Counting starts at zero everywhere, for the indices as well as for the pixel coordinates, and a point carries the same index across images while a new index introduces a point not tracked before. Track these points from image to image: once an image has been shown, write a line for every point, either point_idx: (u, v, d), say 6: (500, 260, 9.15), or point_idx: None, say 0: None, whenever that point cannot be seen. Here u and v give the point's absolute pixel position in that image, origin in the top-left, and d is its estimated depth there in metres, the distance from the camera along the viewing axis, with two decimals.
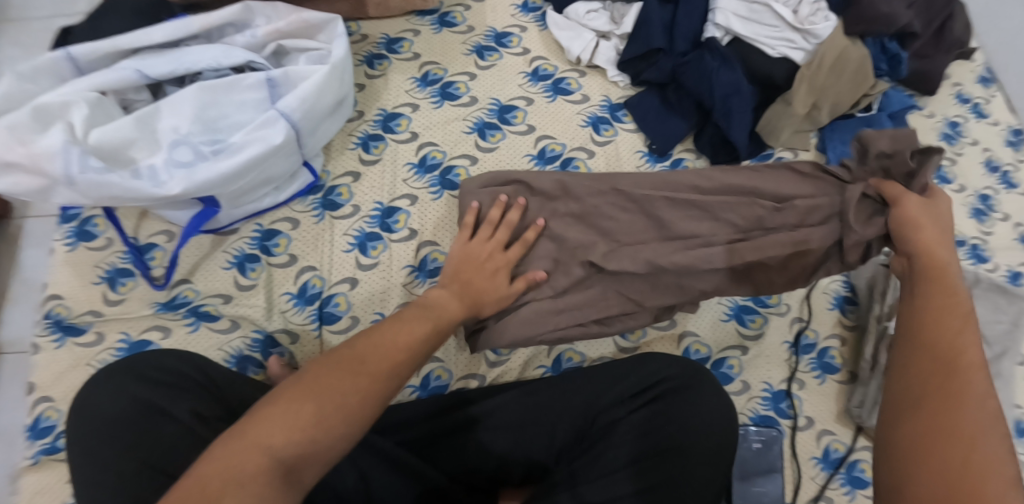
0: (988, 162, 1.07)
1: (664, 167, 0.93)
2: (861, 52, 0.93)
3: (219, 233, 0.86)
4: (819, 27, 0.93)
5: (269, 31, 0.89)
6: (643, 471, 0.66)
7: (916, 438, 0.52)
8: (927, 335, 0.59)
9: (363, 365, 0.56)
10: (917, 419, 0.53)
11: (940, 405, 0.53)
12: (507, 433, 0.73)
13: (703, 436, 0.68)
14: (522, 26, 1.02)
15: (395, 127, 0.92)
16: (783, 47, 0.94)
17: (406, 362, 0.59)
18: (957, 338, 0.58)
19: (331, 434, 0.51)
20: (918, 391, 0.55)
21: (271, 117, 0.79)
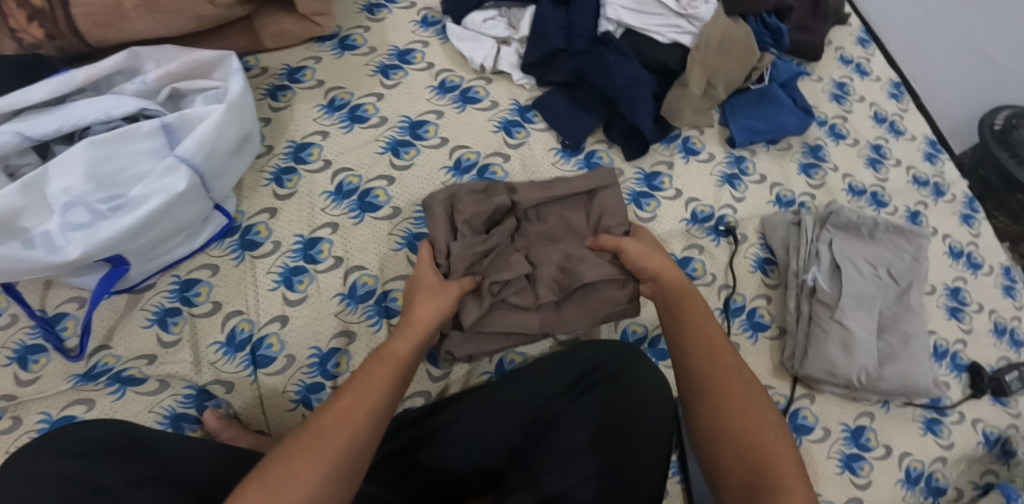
0: (876, 115, 1.15)
1: (578, 161, 0.96)
2: (744, 30, 0.98)
3: (133, 291, 0.82)
4: (701, 11, 0.96)
5: (160, 75, 0.86)
6: (604, 447, 0.69)
7: (743, 445, 0.63)
8: (717, 355, 0.69)
9: (353, 414, 0.61)
10: (734, 433, 0.64)
11: (747, 419, 0.64)
12: (470, 441, 0.71)
13: (649, 410, 0.70)
14: (423, 42, 1.02)
15: (307, 157, 0.91)
16: (671, 32, 0.98)
17: (384, 402, 0.63)
18: (724, 345, 0.70)
19: (313, 472, 0.56)
20: (728, 405, 0.65)
21: (170, 165, 0.77)
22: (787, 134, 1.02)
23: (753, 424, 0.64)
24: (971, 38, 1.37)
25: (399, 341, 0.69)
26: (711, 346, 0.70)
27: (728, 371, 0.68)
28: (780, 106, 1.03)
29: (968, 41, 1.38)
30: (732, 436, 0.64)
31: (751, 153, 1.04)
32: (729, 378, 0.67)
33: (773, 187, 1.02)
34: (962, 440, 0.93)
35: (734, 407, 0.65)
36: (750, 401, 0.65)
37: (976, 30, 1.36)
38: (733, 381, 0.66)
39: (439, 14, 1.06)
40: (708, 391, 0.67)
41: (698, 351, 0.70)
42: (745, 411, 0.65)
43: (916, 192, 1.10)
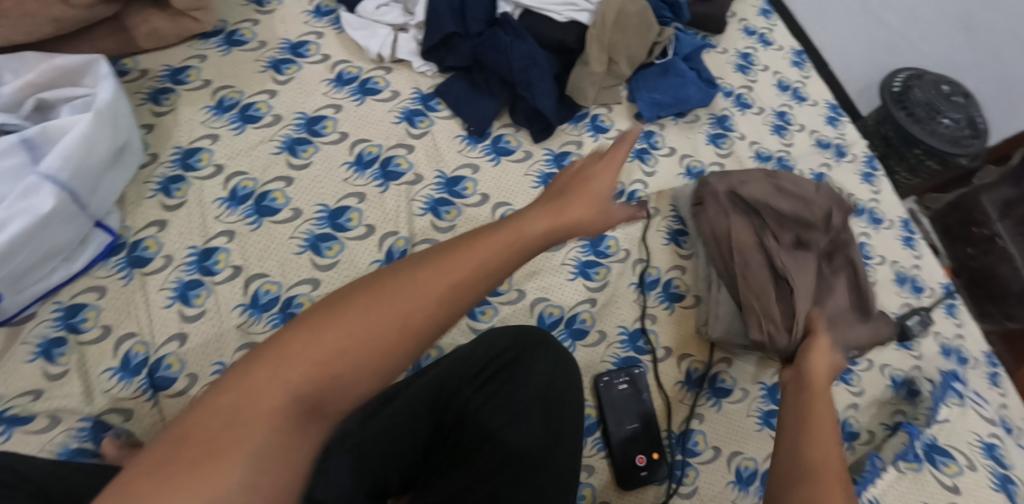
0: (780, 83, 1.20)
1: (485, 147, 0.94)
2: (639, 5, 0.98)
3: (10, 324, 0.74)
4: None
5: (20, 86, 0.80)
6: (523, 423, 0.71)
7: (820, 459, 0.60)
8: (810, 387, 0.70)
9: (371, 318, 0.52)
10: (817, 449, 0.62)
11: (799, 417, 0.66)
12: (377, 444, 0.68)
13: (556, 382, 0.74)
14: (317, 33, 0.98)
15: (196, 163, 0.85)
16: (568, 11, 0.97)
17: (395, 328, 0.52)
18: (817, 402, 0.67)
19: (339, 365, 0.50)
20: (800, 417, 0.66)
21: (34, 183, 0.71)
22: (690, 106, 1.05)
23: (808, 428, 0.64)
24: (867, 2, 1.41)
25: (352, 303, 0.53)
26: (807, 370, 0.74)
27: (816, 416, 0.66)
28: (682, 79, 1.04)
29: (863, 5, 1.42)
30: (803, 441, 0.63)
31: (659, 127, 1.06)
32: (811, 395, 0.69)
33: (682, 159, 1.04)
34: (871, 386, 0.99)
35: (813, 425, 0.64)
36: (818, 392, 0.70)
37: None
38: (822, 400, 0.68)
39: (332, 3, 1.02)
40: (811, 414, 0.66)
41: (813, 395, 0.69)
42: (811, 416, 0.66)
43: (818, 153, 1.14)
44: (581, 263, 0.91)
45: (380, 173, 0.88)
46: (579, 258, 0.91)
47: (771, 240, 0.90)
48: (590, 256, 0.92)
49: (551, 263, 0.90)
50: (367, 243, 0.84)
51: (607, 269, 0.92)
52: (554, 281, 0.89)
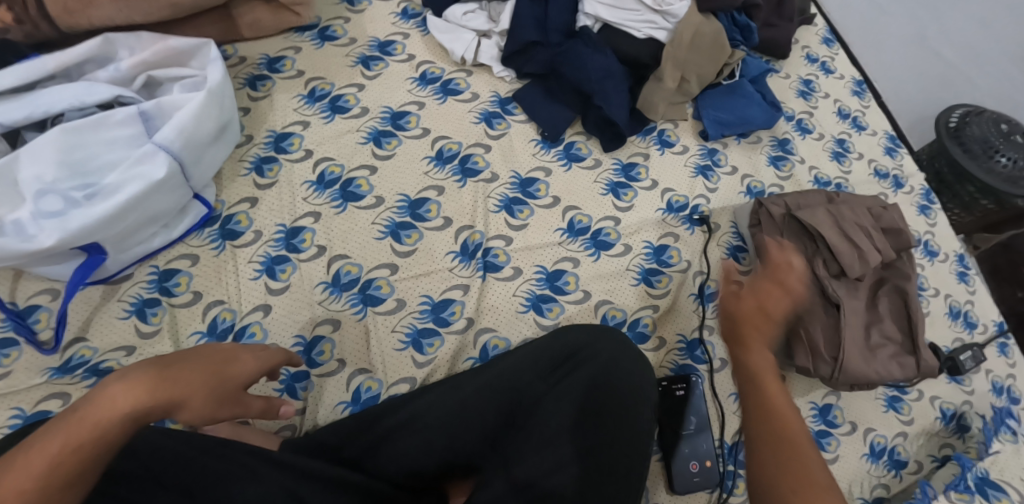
0: (840, 111, 1.22)
1: (558, 152, 0.97)
2: (714, 26, 1.01)
3: (110, 282, 0.81)
4: (675, 7, 0.99)
5: (134, 64, 0.84)
6: (584, 430, 0.72)
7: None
8: (778, 418, 0.61)
9: (98, 435, 0.56)
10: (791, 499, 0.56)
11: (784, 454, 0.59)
12: (433, 434, 0.72)
13: (628, 387, 0.74)
14: (403, 34, 1.02)
15: (287, 147, 0.90)
16: (647, 28, 1.00)
17: (102, 448, 0.56)
18: (789, 427, 0.60)
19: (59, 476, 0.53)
20: (781, 469, 0.58)
21: (149, 152, 0.76)
22: (753, 126, 1.07)
23: (790, 477, 0.57)
24: (924, 35, 1.45)
25: (75, 427, 0.55)
26: (763, 393, 0.63)
27: (795, 446, 0.59)
28: (747, 99, 1.07)
29: (919, 38, 1.47)
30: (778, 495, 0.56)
31: (722, 146, 1.07)
32: (779, 419, 0.61)
33: (744, 178, 1.06)
34: (921, 416, 0.99)
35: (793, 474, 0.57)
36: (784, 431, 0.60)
37: (926, 28, 1.44)
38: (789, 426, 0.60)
39: (419, 6, 1.06)
40: (781, 451, 0.59)
41: (775, 439, 0.60)
42: (786, 454, 0.59)
43: (877, 184, 1.16)
44: (644, 270, 0.92)
45: (459, 170, 0.92)
46: (642, 266, 0.93)
47: (822, 266, 0.90)
48: (653, 265, 0.94)
49: (617, 268, 0.92)
50: (444, 234, 0.88)
51: (669, 278, 0.93)
52: (618, 285, 0.91)
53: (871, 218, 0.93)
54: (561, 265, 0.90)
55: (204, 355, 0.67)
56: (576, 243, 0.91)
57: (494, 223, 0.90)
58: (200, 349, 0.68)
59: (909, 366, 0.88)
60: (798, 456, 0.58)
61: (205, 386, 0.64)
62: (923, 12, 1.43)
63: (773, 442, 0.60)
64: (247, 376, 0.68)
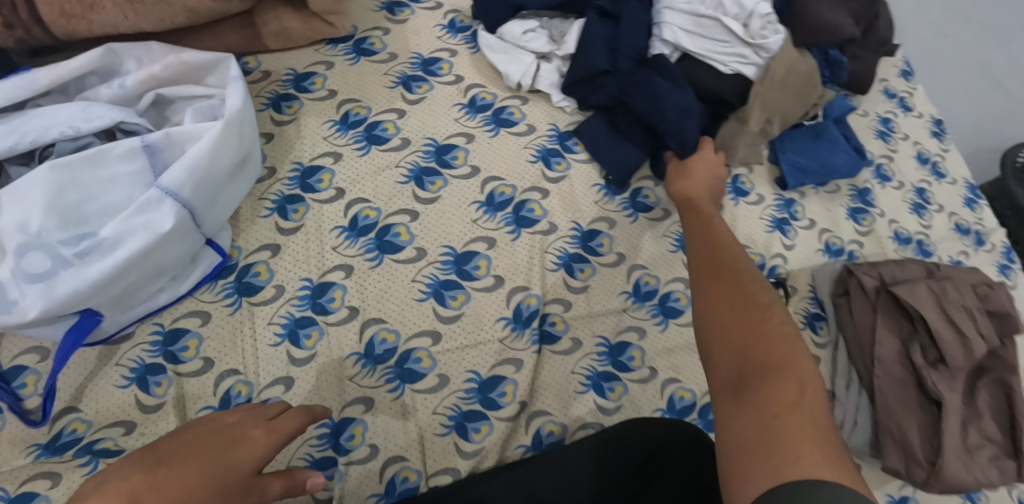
0: (919, 154, 1.08)
1: (623, 200, 0.85)
2: (810, 64, 0.87)
3: (108, 342, 0.69)
4: (771, 41, 0.86)
5: (143, 79, 0.71)
6: None
7: (758, 430, 0.49)
8: (761, 330, 0.55)
9: None
10: (753, 411, 0.50)
11: (767, 372, 0.52)
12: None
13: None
14: (450, 50, 0.89)
15: (316, 184, 0.77)
16: (735, 62, 0.87)
17: None
18: (773, 337, 0.55)
19: None
20: (764, 388, 0.51)
21: (153, 197, 0.64)
22: (837, 176, 0.94)
23: (774, 403, 0.50)
24: (986, 66, 1.31)
25: None
26: (743, 300, 0.58)
27: (786, 368, 0.53)
28: (834, 145, 0.94)
29: (982, 68, 1.31)
30: (744, 418, 0.50)
31: (800, 195, 0.95)
32: (776, 338, 0.55)
33: (822, 233, 0.93)
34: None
35: (776, 392, 0.51)
36: (773, 344, 0.54)
37: (992, 58, 1.30)
38: (777, 340, 0.54)
39: (468, 18, 0.92)
40: (773, 367, 0.52)
41: (759, 353, 0.54)
42: (778, 373, 0.52)
43: (959, 239, 1.03)
44: None
45: (512, 219, 0.80)
46: None
47: (918, 354, 0.80)
48: None
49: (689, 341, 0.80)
50: (494, 296, 0.76)
51: None
52: (689, 360, 0.79)
53: (975, 299, 0.83)
54: (624, 337, 0.78)
55: (209, 435, 0.53)
56: (641, 309, 0.80)
57: (552, 284, 0.79)
58: (197, 432, 0.54)
59: (1008, 472, 0.79)
60: (796, 389, 0.51)
61: (208, 474, 0.49)
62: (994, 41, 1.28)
63: (767, 379, 0.52)
64: (256, 450, 0.53)
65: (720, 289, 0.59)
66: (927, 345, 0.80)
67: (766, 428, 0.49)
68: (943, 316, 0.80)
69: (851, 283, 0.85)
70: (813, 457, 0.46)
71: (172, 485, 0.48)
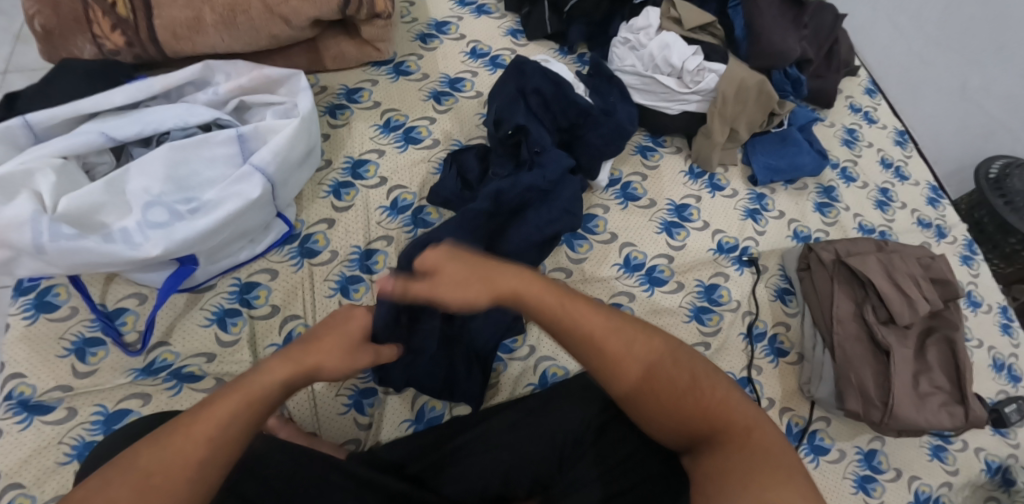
0: (883, 160, 1.22)
1: (615, 191, 1.02)
2: (759, 80, 1.04)
3: (195, 291, 0.85)
4: (704, 83, 1.03)
5: (232, 88, 0.90)
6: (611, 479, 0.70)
7: (736, 476, 0.56)
8: (712, 400, 0.62)
9: (250, 408, 0.57)
10: (731, 459, 0.58)
11: (736, 439, 0.59)
12: (496, 452, 0.75)
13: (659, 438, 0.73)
14: (472, 71, 1.07)
15: (364, 173, 0.95)
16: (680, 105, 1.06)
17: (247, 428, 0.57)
18: (733, 406, 0.61)
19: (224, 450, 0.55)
20: (731, 456, 0.58)
21: (246, 172, 0.82)
22: (803, 173, 1.09)
23: (744, 460, 0.58)
24: (965, 86, 1.38)
25: (229, 405, 0.57)
26: (692, 377, 0.63)
27: (745, 432, 0.60)
28: (798, 147, 1.10)
29: (958, 89, 1.40)
30: (725, 468, 0.57)
31: (770, 191, 1.10)
32: (727, 406, 0.61)
33: (791, 223, 1.08)
34: (966, 467, 0.98)
35: (747, 454, 0.58)
36: (733, 416, 0.61)
37: (969, 79, 1.37)
38: (729, 407, 0.61)
39: (487, 46, 1.11)
40: (737, 431, 0.60)
41: (719, 420, 0.61)
42: (741, 441, 0.59)
43: (919, 233, 1.14)
44: (696, 307, 0.96)
45: None
46: (694, 303, 0.97)
47: (871, 313, 0.93)
48: (704, 302, 0.97)
49: (669, 305, 0.95)
50: None
51: (720, 317, 0.96)
52: (671, 321, 0.94)
53: (921, 271, 0.97)
54: (618, 299, 0.93)
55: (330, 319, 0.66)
56: (631, 278, 0.96)
57: (556, 255, 0.95)
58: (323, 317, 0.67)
59: (957, 415, 0.90)
60: (755, 443, 0.59)
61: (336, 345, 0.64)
62: (965, 64, 1.36)
63: (714, 438, 0.60)
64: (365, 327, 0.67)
65: (659, 364, 0.63)
66: (882, 310, 0.93)
67: (746, 471, 0.57)
68: (895, 285, 0.94)
69: (814, 256, 0.99)
70: (786, 490, 0.55)
71: (322, 359, 0.63)
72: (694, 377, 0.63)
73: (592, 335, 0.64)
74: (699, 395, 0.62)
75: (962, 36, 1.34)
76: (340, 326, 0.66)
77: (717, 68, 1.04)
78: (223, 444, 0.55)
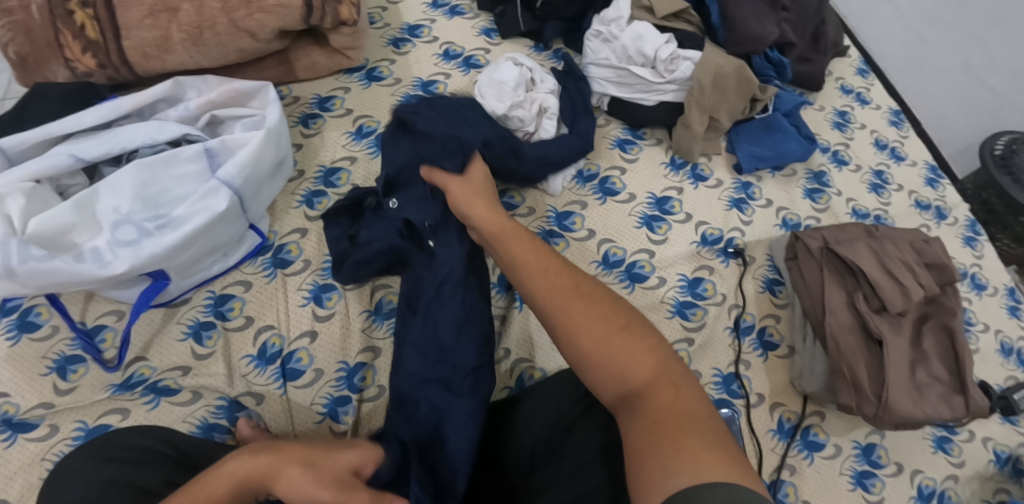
0: (877, 141, 1.17)
1: (593, 186, 1.00)
2: (736, 66, 1.02)
3: (171, 305, 0.86)
4: (679, 72, 1.02)
5: (202, 104, 0.91)
6: (614, 461, 0.67)
7: (645, 442, 0.55)
8: (638, 366, 0.60)
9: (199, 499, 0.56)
10: (643, 425, 0.56)
11: (656, 410, 0.57)
12: (471, 455, 0.73)
13: None
14: (445, 74, 1.07)
15: (336, 181, 0.96)
16: (657, 95, 1.04)
17: None
18: (667, 378, 0.60)
19: None
20: (647, 425, 0.56)
21: (213, 187, 0.82)
22: (791, 159, 1.06)
23: (656, 428, 0.55)
24: (968, 64, 1.33)
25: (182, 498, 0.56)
26: (631, 336, 0.62)
27: (667, 397, 0.58)
28: (784, 133, 1.06)
29: (962, 66, 1.34)
30: (636, 434, 0.56)
31: (756, 180, 1.07)
32: (660, 378, 0.60)
33: (779, 211, 1.04)
34: (973, 458, 0.93)
35: (665, 423, 0.56)
36: (664, 379, 0.60)
37: (971, 57, 1.32)
38: (664, 379, 0.59)
39: (461, 47, 1.10)
40: (654, 397, 0.58)
41: (643, 385, 0.59)
42: (661, 412, 0.57)
43: (918, 215, 1.10)
44: (678, 302, 0.93)
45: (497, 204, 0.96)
46: (677, 298, 0.94)
47: (862, 302, 0.88)
48: (687, 297, 0.94)
49: (649, 300, 0.92)
50: None
51: (704, 311, 0.93)
52: (652, 318, 0.91)
53: (913, 256, 0.92)
54: None
55: (314, 443, 0.65)
56: (610, 275, 0.93)
57: None
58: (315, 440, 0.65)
59: (956, 406, 0.85)
60: (672, 416, 0.56)
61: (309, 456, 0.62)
62: (966, 40, 1.31)
63: (642, 398, 0.59)
64: (346, 462, 0.64)
65: (595, 321, 0.63)
66: (872, 295, 0.88)
67: (656, 436, 0.55)
68: (883, 270, 0.89)
69: (799, 243, 0.95)
70: (698, 457, 0.52)
71: (288, 470, 0.60)
72: (636, 337, 0.62)
73: (541, 276, 0.68)
74: (629, 359, 0.61)
75: (963, 10, 1.30)
76: (316, 448, 0.63)
77: (692, 56, 1.03)
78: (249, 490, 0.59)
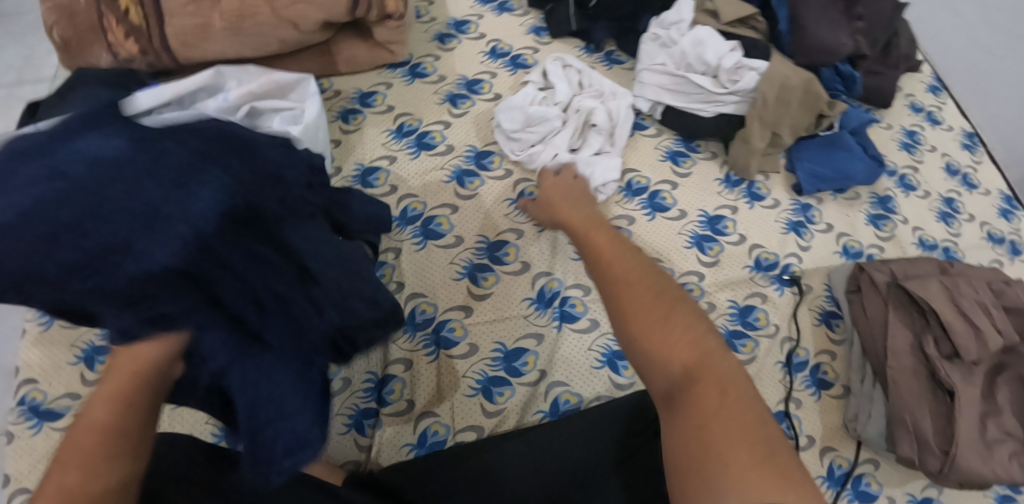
0: (948, 166, 1.09)
1: (642, 200, 0.94)
2: (804, 78, 0.95)
3: None
4: (742, 83, 0.95)
5: (240, 95, 0.86)
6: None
7: (690, 450, 0.52)
8: (695, 367, 0.55)
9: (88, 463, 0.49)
10: (683, 429, 0.53)
11: (703, 414, 0.53)
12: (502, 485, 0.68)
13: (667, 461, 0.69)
14: (490, 72, 1.02)
15: (373, 181, 0.91)
16: (714, 106, 0.98)
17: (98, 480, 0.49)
18: (720, 380, 0.54)
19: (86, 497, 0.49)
20: (695, 435, 0.52)
21: None
22: (853, 182, 0.98)
23: (701, 438, 0.52)
24: None
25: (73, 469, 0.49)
26: (686, 327, 0.57)
27: (725, 401, 0.53)
28: (850, 153, 0.99)
29: None
30: (678, 437, 0.54)
31: (817, 201, 1.00)
32: (713, 379, 0.55)
33: (840, 237, 0.97)
34: None
35: (719, 435, 0.51)
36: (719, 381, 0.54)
37: None
38: (717, 383, 0.54)
39: (508, 44, 1.05)
40: (706, 401, 0.53)
41: (698, 391, 0.53)
42: (714, 421, 0.52)
43: (990, 248, 1.01)
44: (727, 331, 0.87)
45: None
46: (725, 326, 0.88)
47: (932, 346, 0.80)
48: (737, 325, 0.88)
49: None
50: (521, 279, 0.88)
51: (754, 343, 0.88)
52: None
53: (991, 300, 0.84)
54: None
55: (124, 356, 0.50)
56: None
57: (574, 270, 0.89)
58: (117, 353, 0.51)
59: None
60: (723, 423, 0.52)
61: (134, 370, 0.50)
62: None
63: (688, 395, 0.54)
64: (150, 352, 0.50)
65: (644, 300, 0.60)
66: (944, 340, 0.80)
67: (706, 452, 0.51)
68: (959, 313, 0.81)
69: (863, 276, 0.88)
70: (742, 475, 0.49)
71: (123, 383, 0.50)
72: (688, 330, 0.57)
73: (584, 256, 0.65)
74: (681, 351, 0.55)
75: None
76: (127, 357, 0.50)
77: (757, 65, 0.95)
78: (113, 438, 0.50)
